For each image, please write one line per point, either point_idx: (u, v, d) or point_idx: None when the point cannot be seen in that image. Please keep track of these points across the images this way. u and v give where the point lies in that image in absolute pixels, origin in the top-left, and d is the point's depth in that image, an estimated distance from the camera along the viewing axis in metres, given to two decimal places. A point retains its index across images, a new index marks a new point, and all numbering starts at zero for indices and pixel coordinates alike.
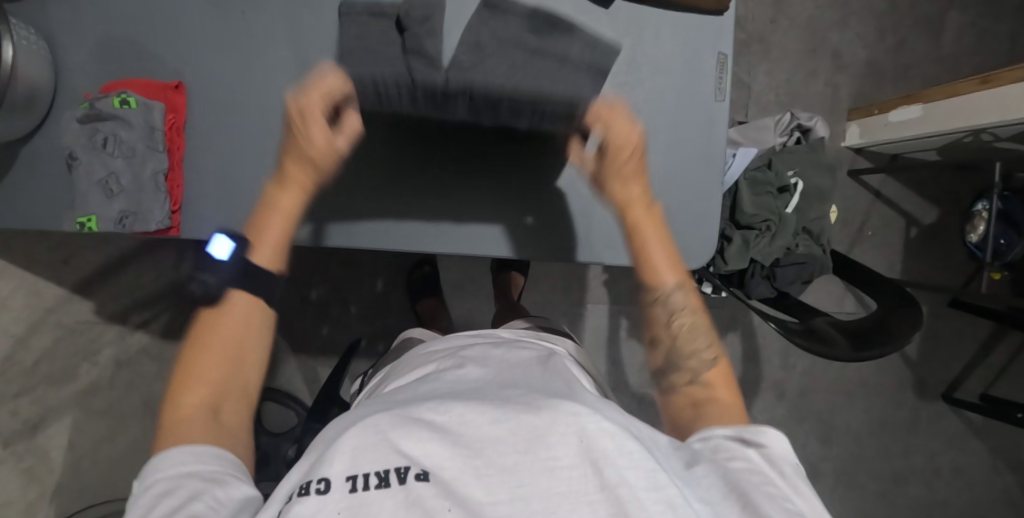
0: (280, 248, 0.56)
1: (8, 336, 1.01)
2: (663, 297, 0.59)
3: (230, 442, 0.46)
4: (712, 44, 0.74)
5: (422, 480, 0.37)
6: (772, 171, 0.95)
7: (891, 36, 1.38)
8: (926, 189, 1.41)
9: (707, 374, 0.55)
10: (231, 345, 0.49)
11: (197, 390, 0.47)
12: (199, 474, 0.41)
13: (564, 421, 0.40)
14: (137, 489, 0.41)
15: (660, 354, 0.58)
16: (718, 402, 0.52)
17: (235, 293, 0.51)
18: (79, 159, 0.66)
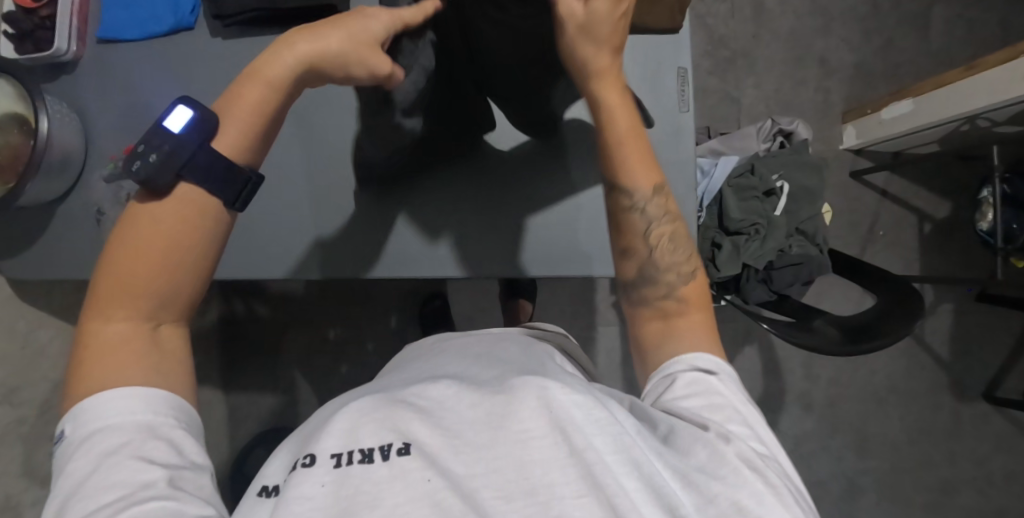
0: (254, 131, 0.46)
1: (48, 379, 0.94)
2: (640, 203, 0.54)
3: (175, 370, 0.42)
4: (672, 59, 0.78)
5: (403, 454, 0.39)
6: (755, 176, 0.97)
7: (877, 37, 1.40)
8: (935, 182, 1.38)
9: (682, 290, 0.54)
10: (170, 245, 0.42)
11: (126, 302, 0.41)
12: (152, 428, 0.38)
13: (529, 396, 0.41)
14: (69, 434, 0.38)
15: (633, 264, 0.56)
16: (691, 321, 0.53)
17: (184, 186, 0.43)
18: (106, 214, 0.77)
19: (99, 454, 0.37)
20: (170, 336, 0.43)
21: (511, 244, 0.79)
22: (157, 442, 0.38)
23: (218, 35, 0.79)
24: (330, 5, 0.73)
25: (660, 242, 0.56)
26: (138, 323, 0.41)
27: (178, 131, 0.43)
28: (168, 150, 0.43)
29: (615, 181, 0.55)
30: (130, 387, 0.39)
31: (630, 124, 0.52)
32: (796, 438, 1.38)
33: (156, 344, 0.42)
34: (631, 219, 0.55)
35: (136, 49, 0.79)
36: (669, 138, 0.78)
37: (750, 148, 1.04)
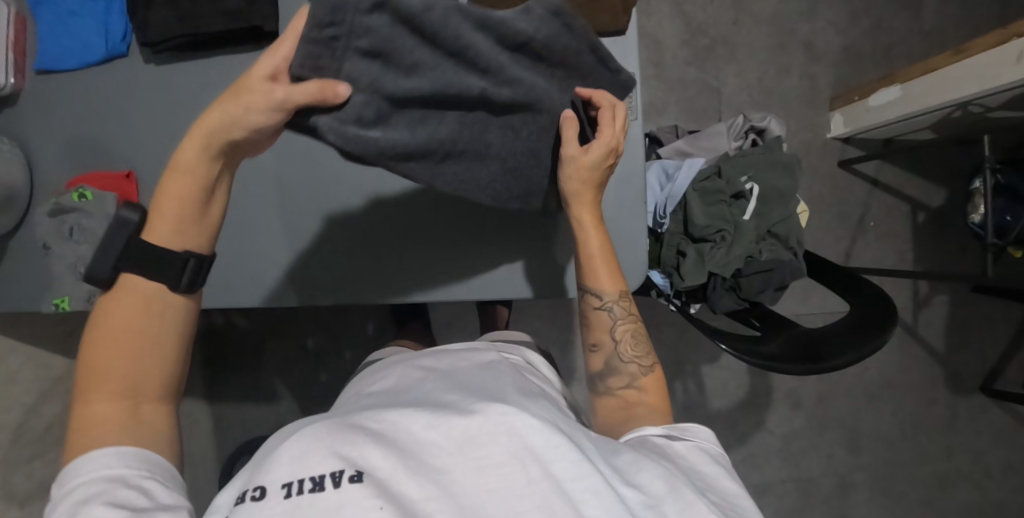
0: (195, 206, 0.48)
1: (21, 404, 0.94)
2: (608, 302, 0.66)
3: (153, 440, 0.46)
4: (618, 64, 0.74)
5: (355, 482, 0.41)
6: (722, 179, 0.92)
7: (866, 17, 1.33)
8: (928, 169, 1.32)
9: (642, 379, 0.62)
10: (131, 327, 0.47)
11: (98, 385, 0.45)
12: (121, 479, 0.42)
13: (492, 423, 0.47)
14: (56, 494, 0.42)
15: (600, 358, 0.65)
16: (647, 406, 0.60)
17: (127, 277, 0.48)
18: (52, 249, 0.76)
19: (75, 505, 0.40)
20: (149, 410, 0.47)
21: (449, 265, 0.75)
22: (124, 489, 0.41)
23: (150, 60, 0.78)
24: (254, 26, 0.72)
25: (624, 336, 0.65)
26: (114, 402, 0.45)
27: (114, 219, 0.48)
28: (108, 244, 0.47)
29: (586, 285, 0.67)
30: (106, 452, 0.43)
31: (598, 248, 0.65)
32: (785, 435, 1.35)
33: (134, 420, 0.45)
34: (600, 315, 0.66)
35: (73, 79, 0.78)
36: (616, 150, 0.73)
37: (719, 147, 0.98)
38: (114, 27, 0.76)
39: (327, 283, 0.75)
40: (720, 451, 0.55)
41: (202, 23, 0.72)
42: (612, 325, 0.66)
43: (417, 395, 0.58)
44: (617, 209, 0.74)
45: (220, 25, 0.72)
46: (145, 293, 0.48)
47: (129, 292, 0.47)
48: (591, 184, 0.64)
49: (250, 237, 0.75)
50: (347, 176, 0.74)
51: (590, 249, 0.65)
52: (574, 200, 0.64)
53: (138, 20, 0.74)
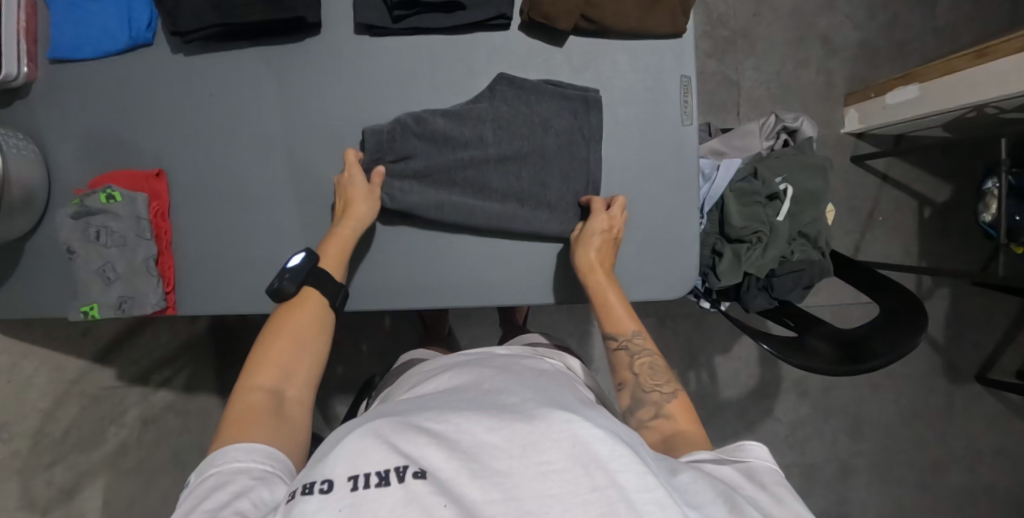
0: (344, 259, 0.66)
1: (37, 411, 0.90)
2: (624, 341, 0.64)
3: (290, 434, 0.53)
4: (673, 68, 0.71)
5: (419, 478, 0.40)
6: (758, 180, 0.92)
7: (882, 14, 1.34)
8: (936, 166, 1.35)
9: (669, 406, 0.58)
10: (301, 329, 0.61)
11: (264, 372, 0.56)
12: (248, 471, 0.46)
13: (556, 429, 0.44)
14: (194, 480, 0.47)
15: (627, 395, 0.62)
16: (683, 433, 0.55)
17: (308, 290, 0.63)
18: (76, 252, 0.69)
19: (211, 488, 0.45)
20: (292, 411, 0.56)
21: (505, 271, 0.72)
22: (248, 479, 0.45)
23: (178, 51, 0.73)
24: (298, 17, 0.67)
25: (642, 369, 0.62)
26: (269, 393, 0.55)
27: (292, 266, 0.64)
28: (297, 275, 0.63)
29: (603, 328, 0.66)
30: (248, 443, 0.49)
31: (611, 298, 0.66)
32: (791, 423, 1.40)
33: (279, 415, 0.54)
34: (619, 355, 0.64)
35: (92, 69, 0.73)
36: (670, 155, 0.72)
37: (752, 147, 0.99)
38: (137, 13, 0.71)
39: (371, 291, 0.71)
40: (781, 476, 0.50)
41: (240, 13, 0.67)
42: (631, 362, 0.63)
43: (468, 391, 0.56)
44: (666, 216, 0.72)
45: (260, 15, 0.67)
46: (310, 307, 0.62)
47: (303, 303, 0.62)
48: (602, 256, 0.68)
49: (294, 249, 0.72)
50: None
51: (602, 298, 0.66)
52: (586, 270, 0.67)
53: (166, 7, 0.68)
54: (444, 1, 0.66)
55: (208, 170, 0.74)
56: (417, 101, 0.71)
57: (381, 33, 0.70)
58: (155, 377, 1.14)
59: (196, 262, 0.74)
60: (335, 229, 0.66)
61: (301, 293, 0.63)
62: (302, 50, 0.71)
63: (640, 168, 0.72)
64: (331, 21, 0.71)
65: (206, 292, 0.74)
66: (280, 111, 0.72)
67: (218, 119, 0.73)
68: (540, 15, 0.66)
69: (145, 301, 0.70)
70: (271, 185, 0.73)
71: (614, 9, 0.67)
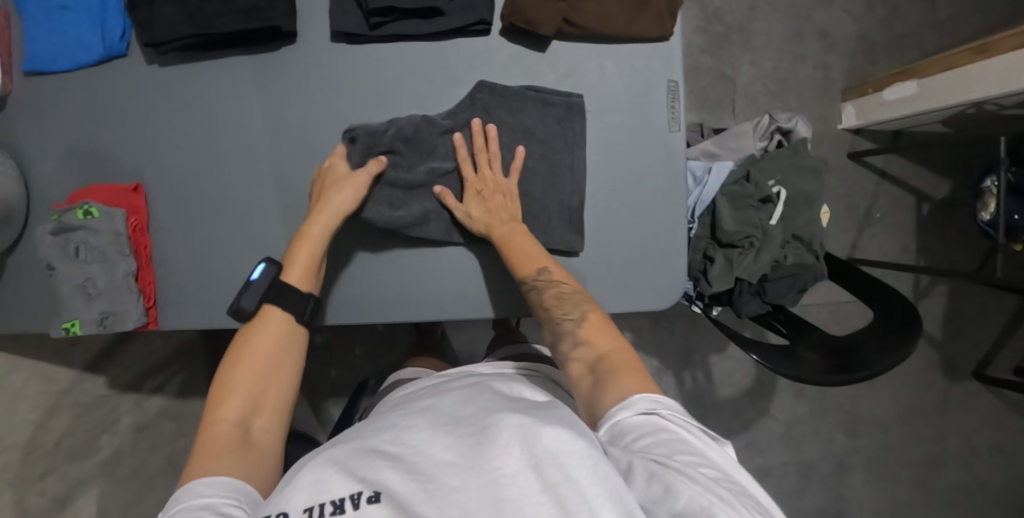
0: (314, 265, 0.64)
1: (27, 422, 0.99)
2: (530, 281, 0.63)
3: (257, 459, 0.51)
4: (661, 72, 0.69)
5: (373, 504, 0.39)
6: (751, 183, 0.89)
7: (881, 7, 1.31)
8: (934, 162, 1.33)
9: (584, 333, 0.58)
10: (269, 347, 0.58)
11: (232, 395, 0.55)
12: (210, 508, 0.44)
13: (506, 433, 0.42)
14: (163, 515, 0.46)
15: (550, 333, 0.61)
16: (606, 358, 0.55)
17: (268, 308, 0.61)
18: (57, 269, 0.69)
19: None
20: (262, 436, 0.54)
21: (496, 284, 0.71)
22: (206, 516, 0.43)
23: (153, 61, 0.71)
24: (273, 26, 0.65)
25: (552, 301, 0.61)
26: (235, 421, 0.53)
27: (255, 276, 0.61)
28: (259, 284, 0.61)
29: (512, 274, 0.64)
30: (209, 477, 0.47)
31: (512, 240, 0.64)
32: (787, 422, 1.39)
33: (247, 442, 0.52)
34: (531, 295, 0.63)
35: (67, 80, 0.72)
36: (658, 164, 0.70)
37: (746, 148, 0.96)
38: (110, 23, 0.70)
39: (357, 305, 0.71)
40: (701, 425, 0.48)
41: (214, 22, 0.65)
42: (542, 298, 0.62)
43: (442, 407, 0.54)
44: (655, 225, 0.70)
45: (233, 25, 0.65)
46: (274, 322, 0.60)
47: (267, 317, 0.60)
48: (491, 203, 0.66)
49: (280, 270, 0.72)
50: None
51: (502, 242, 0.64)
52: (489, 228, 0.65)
53: (139, 18, 0.66)
54: (422, 7, 0.64)
55: (185, 184, 0.72)
56: (397, 109, 0.69)
57: (359, 40, 0.68)
58: (146, 384, 1.09)
59: (177, 277, 0.73)
60: (307, 225, 0.63)
61: (263, 311, 0.61)
62: (277, 59, 0.69)
63: (627, 177, 0.70)
64: (306, 28, 0.69)
65: (189, 306, 0.73)
66: (256, 122, 0.71)
67: (193, 131, 0.72)
68: (523, 20, 0.63)
69: (126, 317, 0.70)
70: (250, 198, 0.72)
71: (598, 12, 0.64)
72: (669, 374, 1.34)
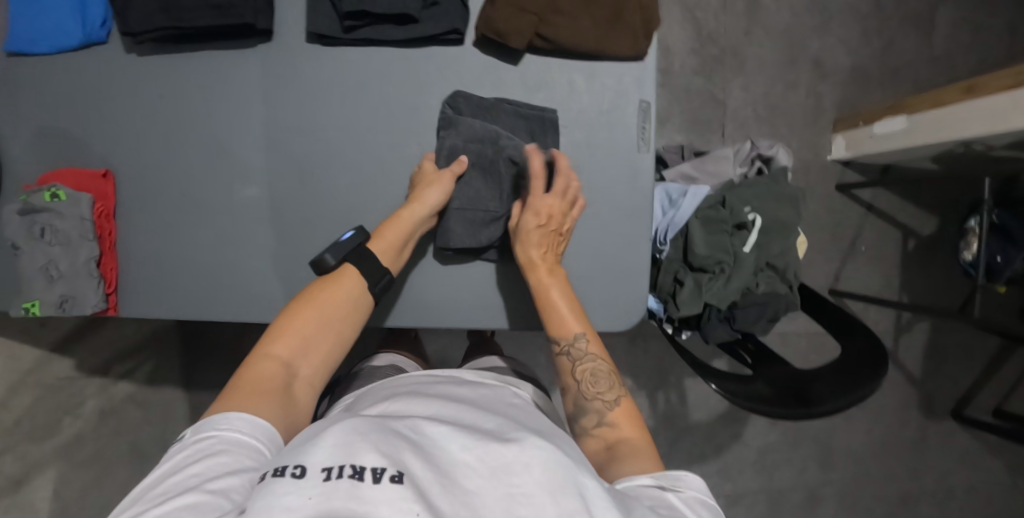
0: (398, 246, 0.66)
1: None
2: (566, 347, 0.64)
3: (296, 405, 0.56)
4: (633, 93, 0.69)
5: (396, 482, 0.39)
6: (726, 209, 0.89)
7: (877, 39, 1.31)
8: (922, 197, 1.33)
9: (612, 414, 0.60)
10: (337, 306, 0.62)
11: (284, 345, 0.59)
12: (243, 444, 0.49)
13: (531, 452, 0.44)
14: (191, 435, 0.49)
15: (571, 399, 0.63)
16: (628, 442, 0.57)
17: (347, 266, 0.64)
18: (22, 249, 0.70)
19: (204, 453, 0.47)
20: (301, 385, 0.58)
21: (448, 291, 0.72)
22: (241, 453, 0.48)
23: (132, 51, 0.72)
24: (245, 23, 0.65)
25: (585, 376, 0.62)
26: (282, 368, 0.57)
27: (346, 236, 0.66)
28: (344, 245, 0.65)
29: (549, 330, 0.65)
30: (251, 411, 0.52)
31: (553, 286, 0.65)
32: (760, 449, 1.38)
33: (289, 386, 0.57)
34: (563, 360, 0.64)
35: (51, 62, 0.73)
36: (625, 184, 0.69)
37: (724, 174, 0.96)
38: (92, 10, 0.70)
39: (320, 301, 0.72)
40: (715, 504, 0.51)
41: (189, 14, 0.65)
42: (574, 366, 0.63)
43: (455, 403, 0.56)
44: (618, 244, 0.70)
45: (205, 18, 0.65)
46: (345, 285, 0.63)
47: (344, 276, 0.64)
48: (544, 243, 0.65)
49: (241, 265, 0.73)
50: (350, 198, 0.71)
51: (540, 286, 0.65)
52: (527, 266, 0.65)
53: (118, 6, 0.67)
54: (396, 13, 0.64)
55: (158, 172, 0.73)
56: (369, 112, 0.70)
57: (333, 43, 0.69)
58: (115, 369, 1.15)
59: (140, 264, 0.74)
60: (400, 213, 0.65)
61: (341, 269, 0.65)
62: (252, 55, 0.70)
63: (594, 194, 0.69)
64: (284, 27, 0.69)
65: (149, 295, 0.74)
66: (235, 116, 0.71)
67: (170, 120, 0.72)
68: (494, 31, 0.63)
69: (84, 301, 0.70)
70: (219, 191, 0.72)
71: (569, 28, 0.64)
72: (643, 393, 1.33)
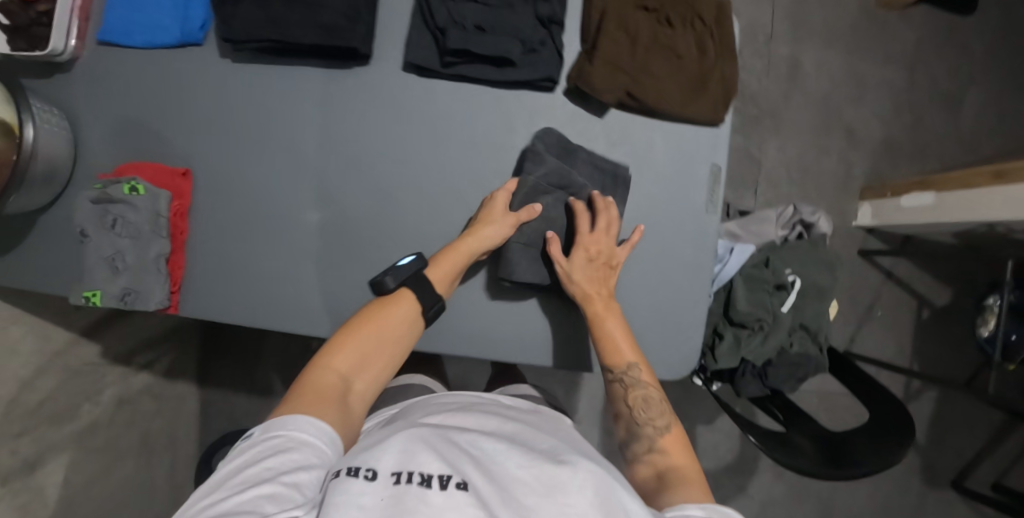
0: (451, 277, 0.67)
1: (15, 379, 0.92)
2: (620, 375, 0.66)
3: (354, 420, 0.57)
4: (706, 155, 0.70)
5: (462, 490, 0.41)
6: (768, 268, 0.92)
7: (907, 115, 1.37)
8: (940, 270, 1.38)
9: (662, 441, 0.62)
10: (394, 327, 0.64)
11: (343, 356, 0.60)
12: (310, 444, 0.50)
13: (583, 475, 0.44)
14: (258, 432, 0.51)
15: (624, 426, 0.66)
16: (681, 473, 0.59)
17: (404, 290, 0.66)
18: (89, 237, 0.69)
19: (272, 448, 0.49)
20: (357, 402, 0.59)
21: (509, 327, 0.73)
22: (310, 453, 0.49)
23: (227, 56, 0.74)
24: (351, 47, 0.67)
25: (635, 402, 0.65)
26: (340, 381, 0.59)
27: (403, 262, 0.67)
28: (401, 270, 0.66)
29: (603, 359, 0.66)
30: (320, 415, 0.53)
31: (616, 329, 0.66)
32: (763, 502, 1.39)
33: (348, 402, 0.58)
34: (614, 387, 0.66)
35: (142, 56, 0.75)
36: (690, 240, 0.71)
37: (767, 235, 0.98)
38: (193, 13, 0.72)
39: None
40: None
41: (296, 31, 0.67)
42: (626, 394, 0.66)
43: (511, 423, 0.57)
44: (677, 298, 0.71)
45: (312, 37, 0.66)
46: (401, 308, 0.65)
47: (401, 298, 0.65)
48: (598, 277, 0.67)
49: (305, 281, 0.73)
50: (424, 224, 0.72)
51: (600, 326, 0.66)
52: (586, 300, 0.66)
53: (224, 14, 0.69)
54: (498, 55, 0.64)
55: (236, 176, 0.74)
56: (452, 145, 0.71)
57: (427, 74, 0.71)
58: (136, 359, 1.17)
59: (206, 266, 0.75)
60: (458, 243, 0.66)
61: (397, 292, 0.66)
62: (346, 76, 0.72)
63: (658, 248, 0.71)
64: (381, 52, 0.72)
65: (210, 297, 0.74)
66: (318, 131, 0.73)
67: (254, 128, 0.74)
68: (588, 85, 0.64)
69: (149, 297, 0.70)
70: (293, 201, 0.74)
71: (658, 92, 0.66)
72: None
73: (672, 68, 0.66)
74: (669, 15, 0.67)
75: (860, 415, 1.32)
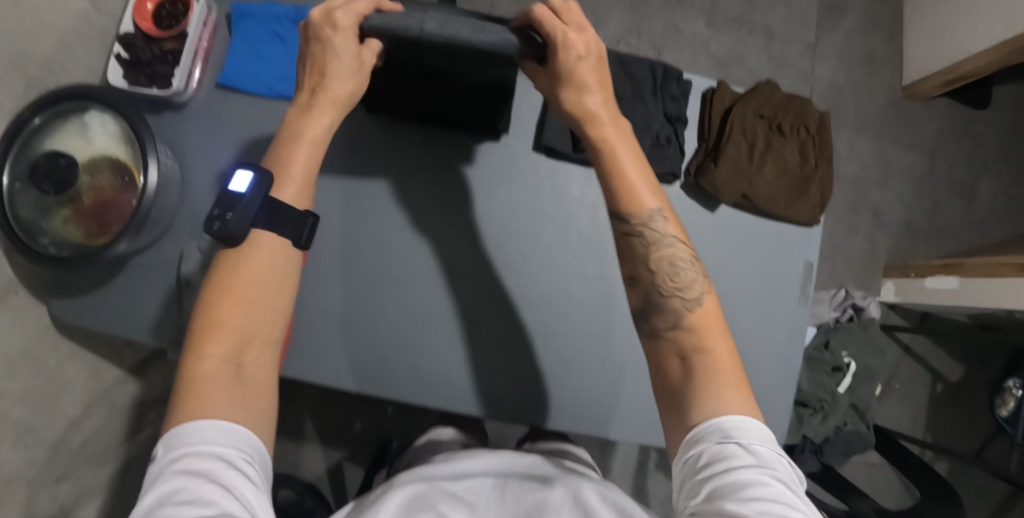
0: (309, 182, 0.57)
1: (66, 418, 0.88)
2: (643, 229, 0.56)
3: (254, 400, 0.48)
4: (802, 252, 0.75)
5: None
6: (828, 350, 0.97)
7: (927, 199, 1.47)
8: (952, 347, 1.46)
9: (697, 319, 0.54)
10: (265, 264, 0.53)
11: (215, 335, 0.49)
12: (227, 459, 0.44)
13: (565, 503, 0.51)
14: (161, 456, 0.44)
15: (644, 294, 0.57)
16: (715, 357, 0.51)
17: (257, 232, 0.53)
18: None
19: (183, 471, 0.43)
20: (254, 372, 0.49)
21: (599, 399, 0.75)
22: (232, 470, 0.43)
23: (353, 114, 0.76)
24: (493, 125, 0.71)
25: (662, 266, 0.57)
26: (221, 361, 0.48)
27: (243, 190, 0.52)
28: (238, 209, 0.52)
29: (621, 212, 0.56)
30: (211, 419, 0.45)
31: (629, 164, 0.57)
32: None
33: (241, 379, 0.48)
34: (637, 246, 0.57)
35: (259, 103, 0.76)
36: (787, 331, 0.74)
37: (823, 315, 1.03)
38: None
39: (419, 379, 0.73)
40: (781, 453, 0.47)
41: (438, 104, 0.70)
42: (653, 256, 0.57)
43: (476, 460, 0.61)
44: (774, 387, 0.74)
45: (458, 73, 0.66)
46: (273, 248, 0.54)
47: (259, 241, 0.53)
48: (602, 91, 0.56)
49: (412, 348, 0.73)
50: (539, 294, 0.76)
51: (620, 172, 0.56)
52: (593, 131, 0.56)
53: None
54: None
55: (366, 239, 0.75)
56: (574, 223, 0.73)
57: (557, 155, 0.77)
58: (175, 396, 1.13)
59: (311, 326, 0.73)
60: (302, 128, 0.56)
61: (252, 239, 0.53)
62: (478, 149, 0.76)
63: (756, 337, 0.74)
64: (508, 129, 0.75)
65: (310, 358, 0.72)
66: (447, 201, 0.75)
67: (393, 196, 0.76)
68: (711, 185, 0.69)
69: None
70: (394, 271, 0.75)
71: (767, 192, 0.71)
72: None
73: (781, 171, 0.72)
74: (781, 123, 0.74)
75: (879, 486, 1.37)
